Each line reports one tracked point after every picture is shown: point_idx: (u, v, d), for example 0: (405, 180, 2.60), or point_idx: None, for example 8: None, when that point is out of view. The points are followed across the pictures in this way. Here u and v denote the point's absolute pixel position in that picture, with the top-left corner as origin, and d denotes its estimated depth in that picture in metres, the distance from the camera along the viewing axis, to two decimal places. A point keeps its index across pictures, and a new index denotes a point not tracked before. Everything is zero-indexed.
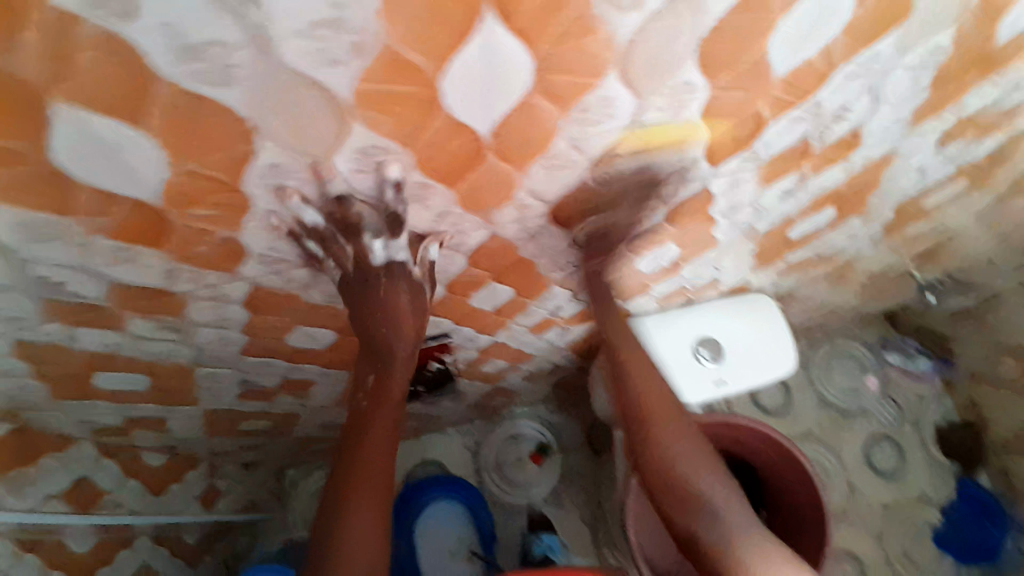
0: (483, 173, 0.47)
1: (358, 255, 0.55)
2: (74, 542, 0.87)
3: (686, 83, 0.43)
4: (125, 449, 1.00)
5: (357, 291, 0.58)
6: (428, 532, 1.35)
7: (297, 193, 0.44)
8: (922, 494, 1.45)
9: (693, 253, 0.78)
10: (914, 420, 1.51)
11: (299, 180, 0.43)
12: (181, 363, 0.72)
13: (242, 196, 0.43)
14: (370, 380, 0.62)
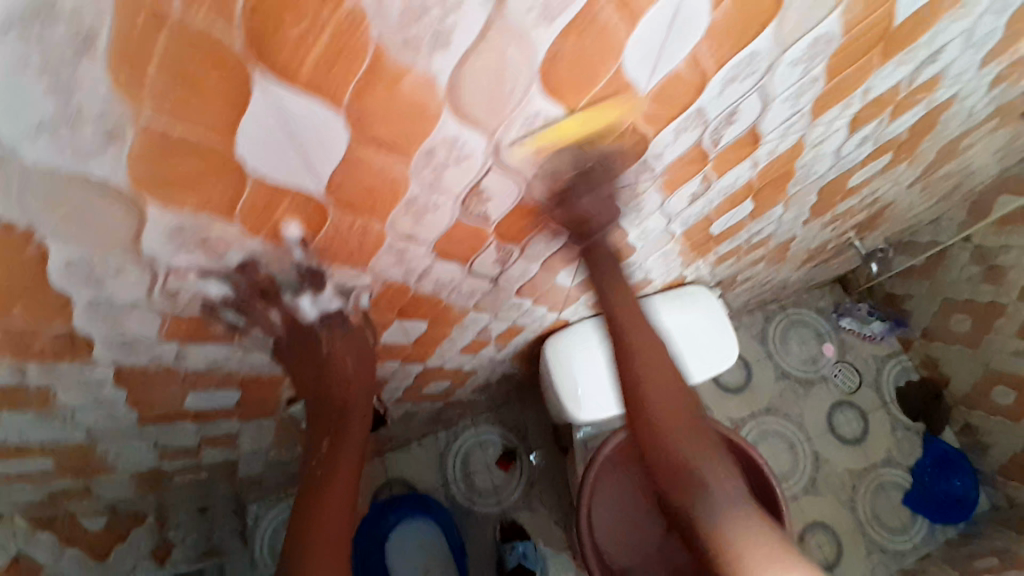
0: (335, 228, 0.42)
1: (286, 317, 0.54)
2: None
3: (539, 113, 0.38)
4: (61, 519, 0.96)
5: (300, 351, 0.61)
6: (398, 553, 1.33)
7: (123, 280, 0.40)
8: (888, 455, 1.46)
9: (613, 261, 0.75)
10: (873, 380, 1.53)
11: (120, 269, 0.39)
12: (80, 440, 0.68)
13: (55, 293, 0.39)
14: (324, 445, 0.64)
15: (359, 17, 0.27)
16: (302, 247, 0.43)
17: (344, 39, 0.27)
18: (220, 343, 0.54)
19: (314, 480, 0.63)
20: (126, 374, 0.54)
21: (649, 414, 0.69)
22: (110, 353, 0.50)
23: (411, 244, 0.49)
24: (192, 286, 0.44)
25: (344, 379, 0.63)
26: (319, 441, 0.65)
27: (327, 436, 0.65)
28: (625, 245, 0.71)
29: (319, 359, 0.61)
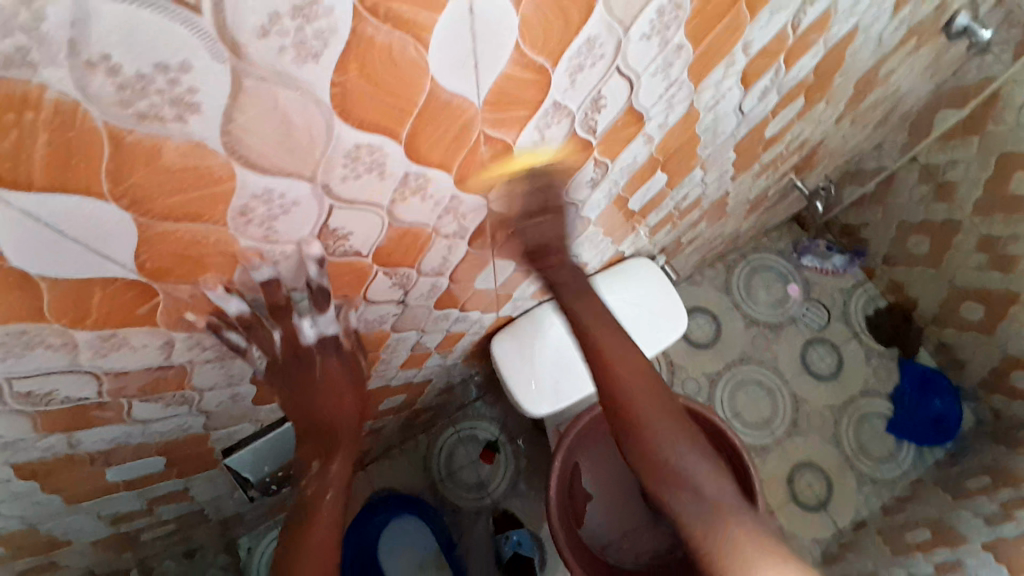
0: (176, 301, 0.40)
1: (285, 338, 0.53)
2: None
3: (362, 145, 0.35)
4: None
5: (290, 375, 0.57)
6: (393, 554, 1.33)
7: None
8: (865, 385, 1.46)
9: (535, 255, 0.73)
10: (841, 314, 1.53)
11: None
12: (14, 534, 0.66)
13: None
14: (315, 465, 0.60)
15: (71, 105, 0.23)
16: (194, 320, 0.43)
17: (67, 130, 0.24)
18: (113, 424, 0.51)
19: (305, 499, 0.59)
20: (25, 471, 0.52)
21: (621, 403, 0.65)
22: None
23: (309, 293, 0.49)
24: (47, 386, 0.41)
25: (340, 397, 0.59)
26: (310, 459, 0.60)
27: (318, 456, 0.60)
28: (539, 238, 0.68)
29: (312, 381, 0.58)
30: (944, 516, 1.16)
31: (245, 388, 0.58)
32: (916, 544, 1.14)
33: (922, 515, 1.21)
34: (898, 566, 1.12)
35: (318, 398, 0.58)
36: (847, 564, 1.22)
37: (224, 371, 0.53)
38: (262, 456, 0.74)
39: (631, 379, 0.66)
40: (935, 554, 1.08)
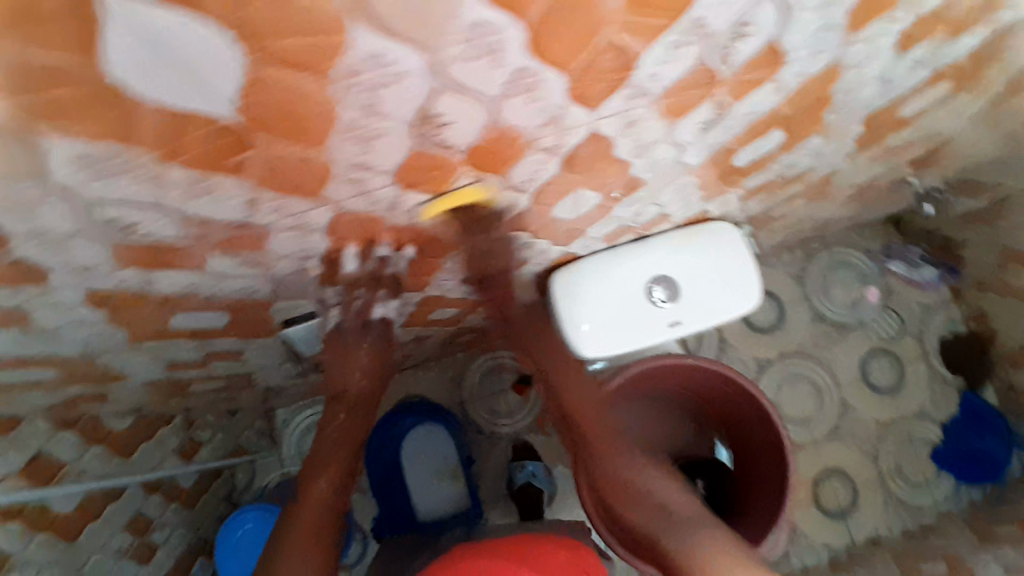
0: (267, 159, 0.39)
1: (365, 310, 0.79)
2: (60, 505, 0.87)
3: (483, 22, 0.32)
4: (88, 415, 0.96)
5: (344, 342, 0.84)
6: (415, 455, 1.40)
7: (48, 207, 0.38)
8: (919, 409, 1.39)
9: (620, 195, 0.69)
10: (916, 331, 1.44)
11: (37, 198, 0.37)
12: (77, 356, 0.69)
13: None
14: (339, 417, 0.88)
15: None
16: (295, 186, 0.43)
17: None
18: (186, 272, 0.52)
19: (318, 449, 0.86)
20: (101, 298, 0.54)
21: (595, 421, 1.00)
22: (70, 278, 0.48)
23: (398, 188, 0.49)
24: (132, 217, 0.42)
25: (364, 374, 0.88)
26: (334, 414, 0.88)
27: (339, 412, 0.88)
28: (632, 178, 0.64)
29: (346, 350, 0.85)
30: (965, 558, 1.12)
31: (312, 265, 0.59)
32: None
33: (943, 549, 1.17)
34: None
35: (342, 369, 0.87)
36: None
37: (297, 244, 0.54)
38: (314, 334, 0.79)
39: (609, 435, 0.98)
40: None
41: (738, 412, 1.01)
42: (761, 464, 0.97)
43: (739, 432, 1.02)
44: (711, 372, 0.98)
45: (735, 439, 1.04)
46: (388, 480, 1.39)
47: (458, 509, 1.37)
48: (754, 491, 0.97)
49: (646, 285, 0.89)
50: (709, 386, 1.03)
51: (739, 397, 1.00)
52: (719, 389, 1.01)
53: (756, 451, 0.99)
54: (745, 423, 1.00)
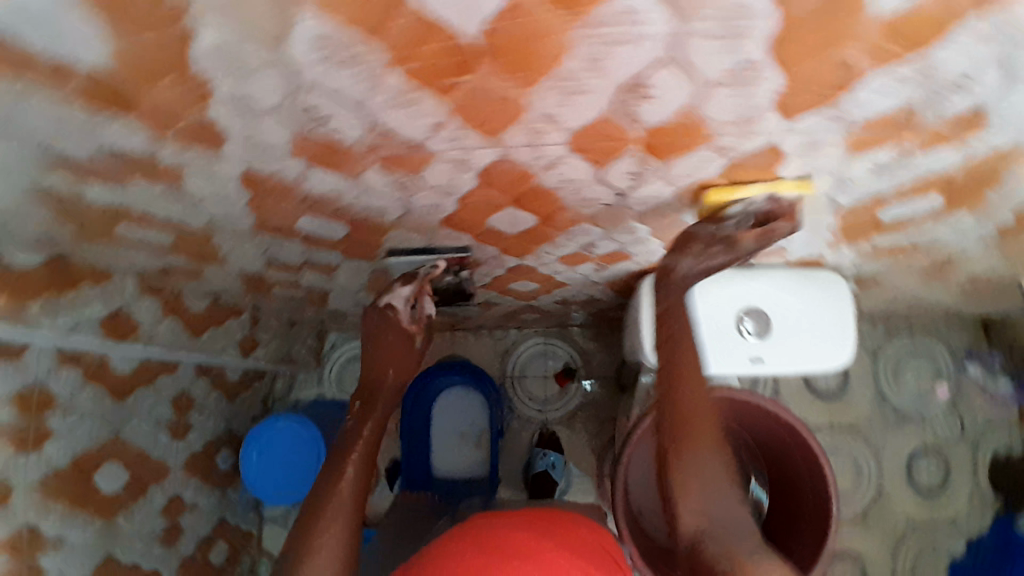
0: (476, 85, 0.39)
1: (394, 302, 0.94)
2: (118, 361, 0.93)
3: (742, 5, 0.33)
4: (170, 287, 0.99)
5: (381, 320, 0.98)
6: (445, 412, 1.43)
7: (263, 77, 0.39)
8: (953, 517, 1.35)
9: (753, 216, 0.69)
10: (973, 440, 1.36)
11: (259, 64, 0.38)
12: (200, 231, 0.69)
13: (198, 71, 0.39)
14: (357, 405, 0.78)
15: None
16: (484, 119, 0.44)
17: None
18: (340, 176, 0.54)
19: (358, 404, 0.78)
20: (253, 182, 0.55)
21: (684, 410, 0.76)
22: (241, 155, 0.49)
23: (569, 149, 0.49)
24: (327, 110, 0.42)
25: (403, 362, 0.80)
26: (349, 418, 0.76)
27: (359, 401, 0.78)
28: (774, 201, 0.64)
29: None
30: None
31: (447, 202, 0.61)
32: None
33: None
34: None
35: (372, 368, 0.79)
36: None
37: (449, 178, 0.55)
38: (410, 267, 0.82)
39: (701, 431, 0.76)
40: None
41: (787, 470, 0.97)
42: (800, 519, 0.93)
43: (784, 491, 0.98)
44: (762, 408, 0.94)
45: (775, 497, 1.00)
46: (413, 431, 1.41)
47: (474, 475, 1.41)
48: (796, 526, 0.93)
49: (738, 315, 0.89)
50: (763, 430, 0.99)
51: (799, 457, 0.94)
52: (779, 442, 0.96)
53: (796, 513, 0.94)
54: (790, 458, 0.96)
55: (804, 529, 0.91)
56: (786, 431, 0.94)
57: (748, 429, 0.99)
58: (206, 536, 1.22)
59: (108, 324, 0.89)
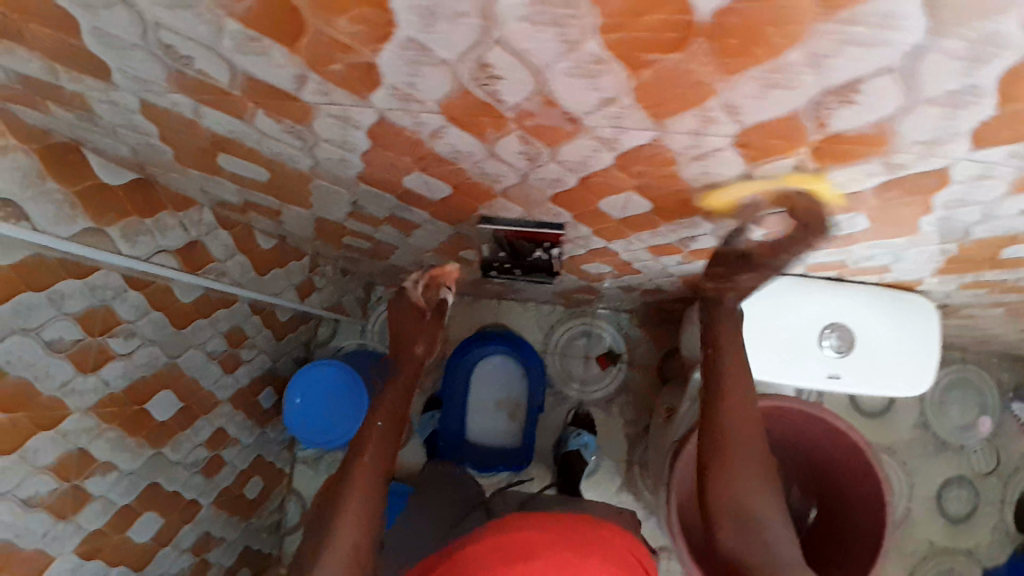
0: (680, 64, 0.37)
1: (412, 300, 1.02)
2: (179, 291, 0.99)
3: (1001, 32, 0.31)
4: (242, 222, 0.95)
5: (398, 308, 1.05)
6: (483, 378, 1.42)
7: (450, 27, 0.35)
8: (972, 551, 1.35)
9: (874, 233, 0.66)
10: (1006, 475, 1.36)
11: (455, 13, 0.34)
12: (300, 170, 0.66)
13: (387, 13, 0.34)
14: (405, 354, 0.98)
15: None
16: (666, 99, 0.41)
17: None
18: (477, 137, 0.51)
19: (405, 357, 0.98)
20: (383, 130, 0.52)
21: (722, 441, 0.73)
22: (387, 102, 0.46)
23: (732, 141, 0.46)
24: (505, 68, 0.39)
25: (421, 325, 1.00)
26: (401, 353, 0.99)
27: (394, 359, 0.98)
28: (907, 219, 0.61)
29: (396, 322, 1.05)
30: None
31: (569, 177, 0.58)
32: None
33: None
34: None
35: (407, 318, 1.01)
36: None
37: (589, 153, 0.52)
38: (498, 237, 0.80)
39: (740, 450, 0.72)
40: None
41: (840, 492, 0.96)
42: (845, 544, 0.91)
43: (834, 514, 0.96)
44: (828, 428, 0.93)
45: (824, 518, 0.98)
46: (450, 395, 1.41)
47: (507, 444, 1.41)
48: (838, 550, 0.92)
49: (821, 328, 0.86)
50: (818, 453, 0.99)
51: (856, 480, 0.93)
52: (838, 464, 0.95)
53: (843, 536, 0.93)
54: (842, 485, 0.95)
55: (846, 558, 0.90)
56: (847, 455, 0.93)
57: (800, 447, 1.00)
58: (244, 471, 1.25)
59: (185, 253, 0.84)
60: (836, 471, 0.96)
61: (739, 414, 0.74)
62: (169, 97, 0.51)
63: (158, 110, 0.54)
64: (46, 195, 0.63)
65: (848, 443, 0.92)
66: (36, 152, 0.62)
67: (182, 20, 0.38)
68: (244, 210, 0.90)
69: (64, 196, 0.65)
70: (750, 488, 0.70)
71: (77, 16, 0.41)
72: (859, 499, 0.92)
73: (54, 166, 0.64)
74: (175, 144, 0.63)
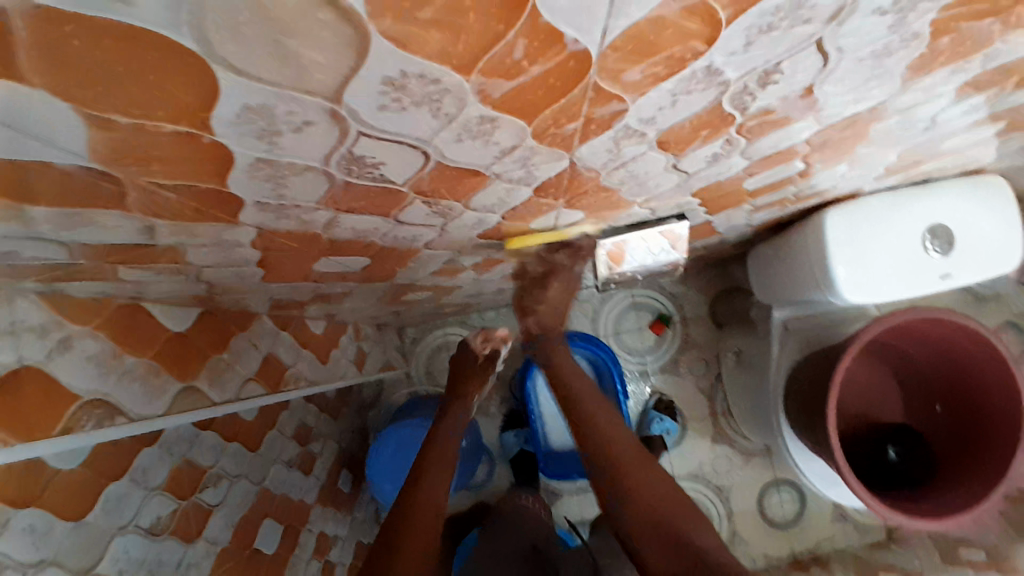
0: (993, 15, 0.32)
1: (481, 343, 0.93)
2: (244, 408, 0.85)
3: None
4: (296, 319, 0.86)
5: (466, 360, 0.92)
6: (548, 384, 1.33)
7: (770, 42, 0.28)
8: None
9: (999, 130, 0.65)
10: None
11: (795, 25, 0.27)
12: (413, 246, 0.57)
13: (710, 43, 0.27)
14: (458, 409, 0.86)
15: None
16: (939, 52, 0.36)
17: None
18: (671, 155, 0.44)
19: (451, 404, 0.86)
20: (561, 179, 0.44)
21: (604, 445, 0.75)
22: (596, 147, 0.38)
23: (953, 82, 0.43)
24: (791, 69, 0.32)
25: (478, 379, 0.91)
26: (454, 405, 0.86)
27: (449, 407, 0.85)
28: None
29: (459, 372, 0.92)
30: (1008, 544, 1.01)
31: (735, 167, 0.52)
32: (967, 562, 1.01)
33: (982, 535, 1.06)
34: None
35: (458, 372, 0.92)
36: (891, 556, 1.16)
37: (786, 136, 0.46)
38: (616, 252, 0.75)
39: (622, 452, 0.73)
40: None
41: (970, 375, 0.90)
42: (989, 441, 0.86)
43: (965, 398, 0.92)
44: (958, 327, 0.86)
45: (956, 406, 0.93)
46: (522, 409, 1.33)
47: None
48: (981, 445, 0.87)
49: (923, 234, 0.85)
50: (938, 348, 0.93)
51: (977, 355, 0.87)
52: (957, 348, 0.89)
53: (985, 415, 0.88)
54: (972, 377, 0.90)
55: (990, 452, 0.85)
56: (971, 345, 0.87)
57: (920, 346, 0.95)
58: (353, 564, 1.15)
59: (263, 373, 0.76)
60: (962, 364, 0.91)
61: (613, 431, 0.76)
62: (304, 219, 0.41)
63: (276, 236, 0.43)
64: (127, 376, 0.53)
65: (975, 335, 0.85)
66: (103, 329, 0.51)
67: (404, 126, 0.28)
68: (303, 303, 0.78)
69: (146, 369, 0.56)
70: (665, 498, 0.67)
71: (235, 169, 0.30)
72: (993, 390, 0.86)
73: (126, 337, 0.54)
74: (270, 266, 0.53)
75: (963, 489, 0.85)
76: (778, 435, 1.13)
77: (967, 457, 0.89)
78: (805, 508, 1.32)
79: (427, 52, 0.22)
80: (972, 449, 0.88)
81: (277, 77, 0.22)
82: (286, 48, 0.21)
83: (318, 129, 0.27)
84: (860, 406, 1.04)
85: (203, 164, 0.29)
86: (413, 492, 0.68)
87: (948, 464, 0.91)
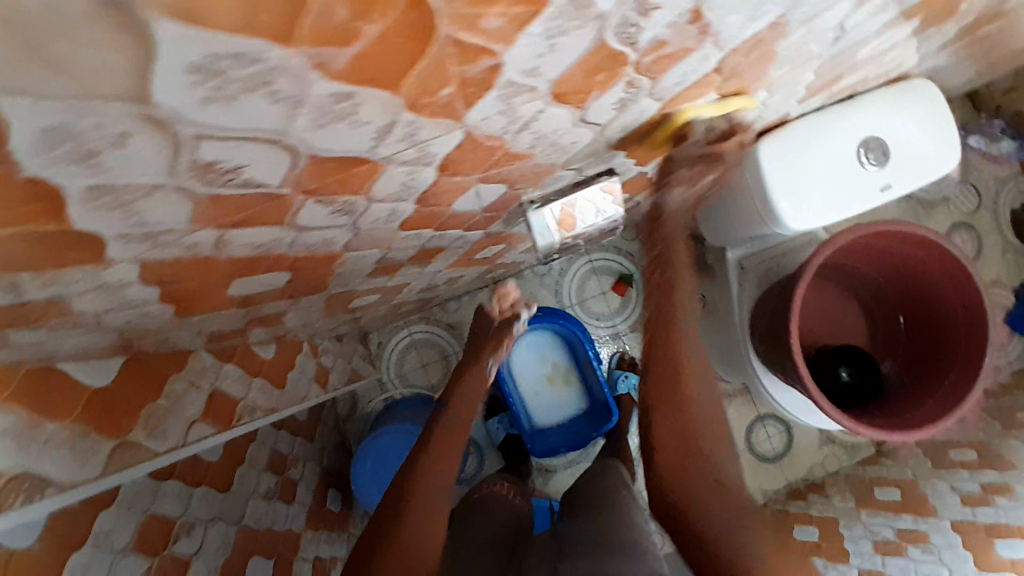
0: None
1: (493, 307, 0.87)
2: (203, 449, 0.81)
3: None
4: (240, 348, 0.81)
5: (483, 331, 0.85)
6: (521, 361, 1.31)
7: None
8: None
9: (910, 29, 0.64)
10: None
11: None
12: (331, 251, 0.53)
13: None
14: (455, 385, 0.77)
15: None
16: None
17: None
18: (575, 109, 0.41)
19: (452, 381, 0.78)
20: (463, 152, 0.41)
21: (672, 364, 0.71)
22: (488, 110, 0.35)
23: None
24: None
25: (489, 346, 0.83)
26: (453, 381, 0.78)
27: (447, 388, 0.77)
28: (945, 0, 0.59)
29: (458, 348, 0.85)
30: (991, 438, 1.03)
31: (650, 110, 0.50)
32: (958, 463, 1.02)
33: (965, 434, 1.08)
34: (935, 482, 1.02)
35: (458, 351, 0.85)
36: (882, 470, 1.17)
37: (692, 68, 0.44)
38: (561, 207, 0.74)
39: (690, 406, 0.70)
40: (982, 474, 0.95)
41: (928, 284, 0.91)
42: (949, 349, 0.88)
43: (926, 311, 0.93)
44: (907, 236, 0.86)
45: (918, 320, 0.95)
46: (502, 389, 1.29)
47: (577, 413, 1.32)
48: (942, 355, 0.89)
49: (858, 148, 0.84)
50: (896, 260, 0.94)
51: (936, 268, 0.88)
52: (914, 258, 0.90)
53: (947, 328, 0.89)
54: (930, 285, 0.91)
55: (954, 359, 0.86)
56: (927, 253, 0.87)
57: (877, 260, 0.96)
58: None
59: (210, 410, 0.72)
60: (920, 275, 0.91)
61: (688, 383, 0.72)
62: (185, 244, 0.37)
63: (164, 267, 0.39)
64: (49, 446, 0.49)
65: (929, 242, 0.86)
66: (13, 399, 0.47)
67: (247, 119, 0.25)
68: (242, 329, 0.74)
69: (70, 432, 0.52)
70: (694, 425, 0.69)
71: (71, 203, 0.26)
72: (949, 295, 0.88)
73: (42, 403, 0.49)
74: (176, 300, 0.48)
75: (933, 402, 0.86)
76: (749, 371, 1.12)
77: (928, 369, 0.91)
78: (793, 438, 1.33)
79: (226, 25, 0.19)
80: (937, 357, 0.90)
81: (59, 86, 0.19)
82: (48, 48, 0.17)
83: (144, 139, 0.24)
84: (821, 333, 1.05)
85: (28, 205, 0.25)
86: (410, 480, 0.61)
87: (910, 381, 0.93)
